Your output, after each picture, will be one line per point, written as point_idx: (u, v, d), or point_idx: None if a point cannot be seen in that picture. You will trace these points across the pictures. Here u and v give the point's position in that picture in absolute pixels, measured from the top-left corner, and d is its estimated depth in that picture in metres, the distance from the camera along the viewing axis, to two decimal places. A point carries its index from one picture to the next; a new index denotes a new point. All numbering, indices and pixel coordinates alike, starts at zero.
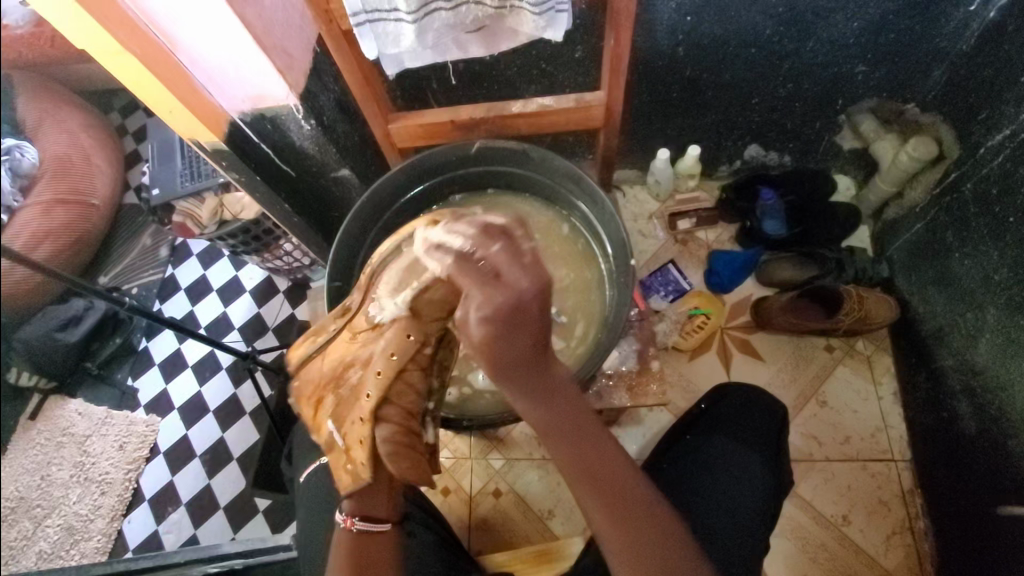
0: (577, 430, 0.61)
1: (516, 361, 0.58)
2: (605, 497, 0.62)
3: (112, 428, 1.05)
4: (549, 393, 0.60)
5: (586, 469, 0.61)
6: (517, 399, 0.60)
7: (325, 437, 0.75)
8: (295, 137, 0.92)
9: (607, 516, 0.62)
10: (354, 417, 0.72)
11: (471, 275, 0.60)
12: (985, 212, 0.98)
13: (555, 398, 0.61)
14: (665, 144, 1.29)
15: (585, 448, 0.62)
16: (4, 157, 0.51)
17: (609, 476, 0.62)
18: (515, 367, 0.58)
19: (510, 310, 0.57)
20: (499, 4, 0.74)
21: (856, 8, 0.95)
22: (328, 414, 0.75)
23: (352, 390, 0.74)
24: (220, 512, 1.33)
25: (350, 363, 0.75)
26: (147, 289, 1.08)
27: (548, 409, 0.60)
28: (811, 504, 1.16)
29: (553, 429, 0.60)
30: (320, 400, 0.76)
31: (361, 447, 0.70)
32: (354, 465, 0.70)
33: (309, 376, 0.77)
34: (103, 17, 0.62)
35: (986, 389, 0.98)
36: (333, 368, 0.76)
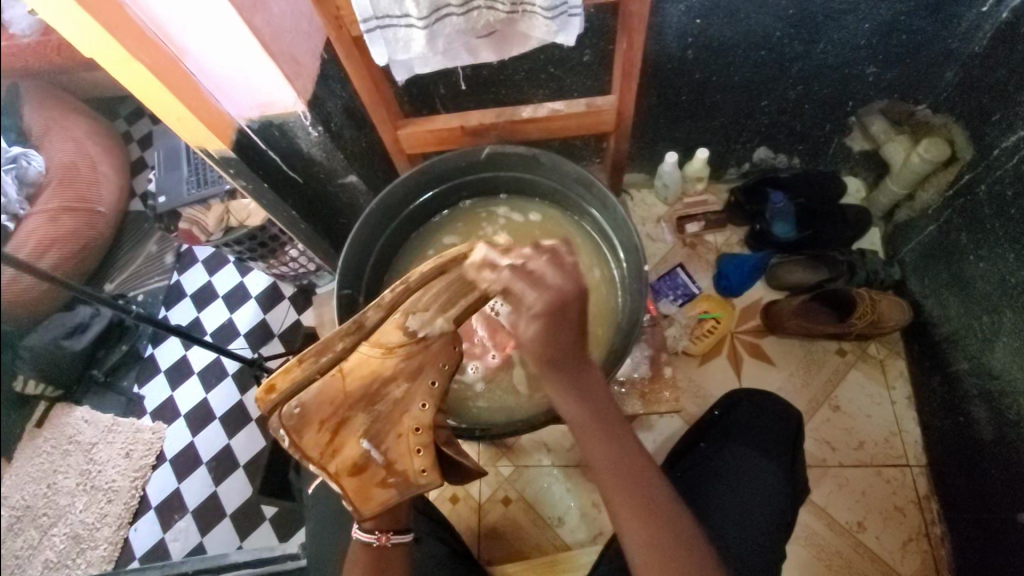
0: (609, 428, 0.63)
1: (564, 356, 0.62)
2: (633, 499, 0.61)
3: (118, 435, 1.07)
4: (586, 387, 0.64)
5: (622, 467, 0.62)
6: (560, 392, 0.63)
7: (348, 458, 0.70)
8: (302, 143, 0.91)
9: (642, 520, 0.61)
10: (406, 427, 0.71)
11: (522, 285, 0.63)
12: (1000, 213, 0.97)
13: (591, 395, 0.64)
14: (673, 146, 1.28)
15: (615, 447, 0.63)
16: (10, 164, 0.51)
17: (642, 477, 0.63)
18: (556, 364, 0.62)
19: (557, 308, 0.61)
20: (511, 8, 0.73)
21: (868, 9, 0.94)
22: (359, 433, 0.70)
23: (390, 405, 0.72)
24: (227, 520, 1.28)
25: (385, 378, 0.72)
26: (153, 296, 1.09)
27: (587, 404, 0.63)
28: (825, 511, 1.14)
29: (591, 425, 0.63)
30: (341, 422, 0.70)
31: (421, 455, 0.71)
32: (406, 475, 0.71)
33: (322, 397, 0.69)
34: (113, 27, 0.62)
35: (1004, 394, 0.97)
36: (364, 385, 0.71)
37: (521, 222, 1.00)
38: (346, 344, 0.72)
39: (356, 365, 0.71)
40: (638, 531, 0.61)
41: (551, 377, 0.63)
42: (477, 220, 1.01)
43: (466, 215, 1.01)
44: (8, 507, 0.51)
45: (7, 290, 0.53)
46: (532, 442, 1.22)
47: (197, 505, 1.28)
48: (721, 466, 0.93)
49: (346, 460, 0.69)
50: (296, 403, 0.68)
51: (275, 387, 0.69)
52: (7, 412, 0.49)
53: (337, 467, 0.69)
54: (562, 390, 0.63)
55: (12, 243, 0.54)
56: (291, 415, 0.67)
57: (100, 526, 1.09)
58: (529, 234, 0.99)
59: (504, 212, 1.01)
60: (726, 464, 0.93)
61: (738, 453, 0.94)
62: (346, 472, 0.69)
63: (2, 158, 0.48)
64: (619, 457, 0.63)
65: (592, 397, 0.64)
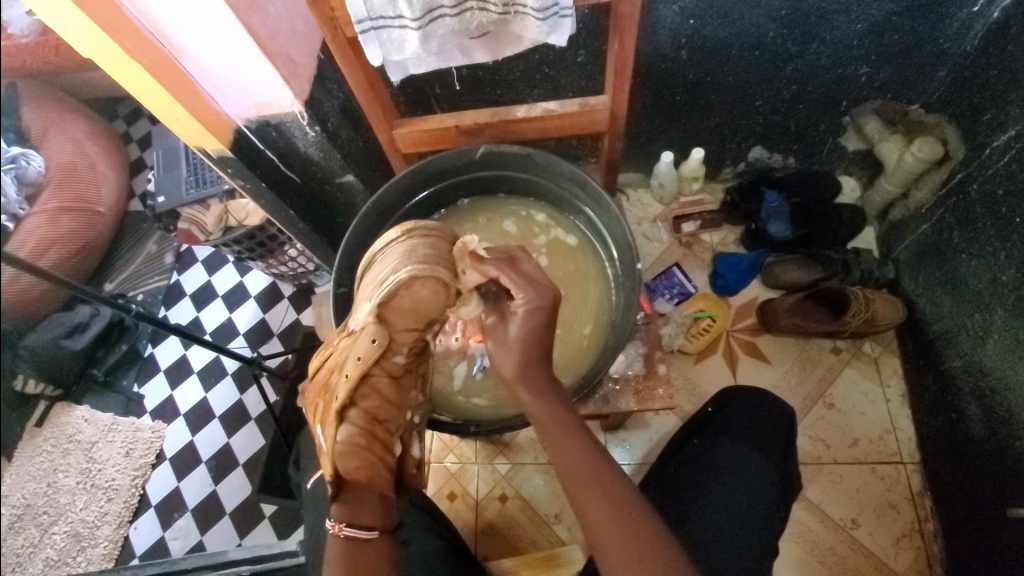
0: (569, 424, 0.66)
1: (534, 360, 0.69)
2: (597, 493, 0.63)
3: (117, 435, 1.18)
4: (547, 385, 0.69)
5: (584, 462, 0.64)
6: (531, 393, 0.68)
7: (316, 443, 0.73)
8: (299, 143, 0.92)
9: (613, 522, 0.62)
10: (325, 419, 0.70)
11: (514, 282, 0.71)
12: (992, 213, 0.98)
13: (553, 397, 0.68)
14: (669, 147, 1.29)
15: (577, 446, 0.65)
16: (10, 165, 0.52)
17: (606, 471, 0.64)
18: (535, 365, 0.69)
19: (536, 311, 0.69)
20: (503, 9, 0.74)
21: (859, 10, 0.95)
22: (314, 420, 0.72)
23: (327, 396, 0.72)
24: (226, 519, 1.25)
25: (327, 371, 0.74)
26: (152, 296, 1.11)
27: (551, 402, 0.67)
28: (819, 507, 1.15)
29: (552, 423, 0.66)
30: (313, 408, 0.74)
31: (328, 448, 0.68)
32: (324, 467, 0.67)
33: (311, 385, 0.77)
34: (110, 28, 0.63)
35: (995, 391, 0.97)
36: (320, 376, 0.75)
37: (548, 234, 0.99)
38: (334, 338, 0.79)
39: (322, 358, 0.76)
40: (602, 520, 0.62)
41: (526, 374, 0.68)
42: (516, 216, 1.01)
43: (495, 210, 1.02)
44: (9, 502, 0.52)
45: (8, 289, 0.54)
46: (529, 439, 1.23)
47: (196, 503, 1.26)
48: (711, 461, 0.94)
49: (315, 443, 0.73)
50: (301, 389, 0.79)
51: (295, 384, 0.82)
52: (8, 409, 0.50)
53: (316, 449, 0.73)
54: (530, 390, 0.68)
55: (11, 243, 0.54)
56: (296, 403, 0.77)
57: (99, 525, 1.16)
58: (543, 244, 0.99)
59: (542, 220, 1.00)
60: (717, 459, 0.94)
61: (729, 449, 0.95)
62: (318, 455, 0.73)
63: (1, 159, 0.49)
64: (580, 458, 0.64)
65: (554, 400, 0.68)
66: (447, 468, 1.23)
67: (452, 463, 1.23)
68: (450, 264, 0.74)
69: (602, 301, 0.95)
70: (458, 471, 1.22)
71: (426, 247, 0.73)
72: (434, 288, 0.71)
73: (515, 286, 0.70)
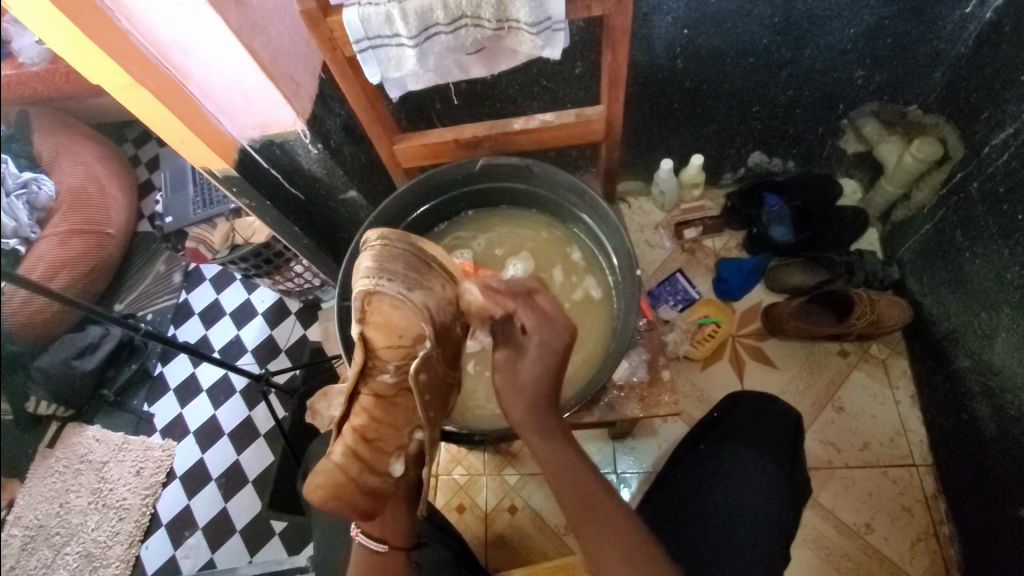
0: (566, 460, 0.69)
1: (534, 402, 0.70)
2: (588, 521, 0.66)
3: (129, 453, 1.11)
4: (546, 424, 0.70)
5: (577, 498, 0.67)
6: (533, 434, 0.70)
7: None
8: (303, 161, 0.94)
9: (618, 563, 0.64)
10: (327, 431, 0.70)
11: (527, 318, 0.70)
12: (994, 210, 0.97)
13: (548, 431, 0.70)
14: (668, 154, 1.30)
15: (573, 474, 0.68)
16: (21, 190, 0.53)
17: (600, 500, 0.67)
18: (539, 410, 0.70)
19: (545, 334, 0.69)
20: (497, 26, 0.75)
21: (851, 15, 0.96)
22: None
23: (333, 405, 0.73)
24: (237, 536, 1.28)
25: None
26: (162, 315, 1.20)
27: (547, 439, 0.69)
28: (832, 512, 1.14)
29: (550, 457, 0.69)
30: None
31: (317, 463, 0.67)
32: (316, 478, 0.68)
33: None
34: (117, 54, 0.65)
35: (1005, 390, 0.97)
36: None
37: (564, 260, 1.00)
38: None
39: None
40: (603, 553, 0.65)
41: (526, 416, 0.70)
42: (539, 236, 1.01)
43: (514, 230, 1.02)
44: (21, 520, 0.53)
45: (17, 311, 0.55)
46: (536, 449, 1.23)
47: (207, 522, 1.28)
48: (719, 466, 0.94)
49: None
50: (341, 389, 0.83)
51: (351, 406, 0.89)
52: (18, 431, 0.51)
53: None
54: (530, 430, 0.70)
55: (23, 267, 0.56)
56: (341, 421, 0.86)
57: (111, 544, 1.08)
58: (562, 268, 1.00)
59: (552, 233, 1.01)
60: (724, 464, 0.94)
61: (737, 453, 0.95)
62: None
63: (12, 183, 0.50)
64: (577, 487, 0.68)
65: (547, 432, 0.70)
66: (455, 480, 1.23)
67: (460, 475, 1.23)
68: (415, 277, 0.68)
69: (602, 315, 0.95)
70: (466, 482, 1.22)
71: (395, 261, 0.68)
72: (394, 302, 0.66)
73: (529, 324, 0.69)
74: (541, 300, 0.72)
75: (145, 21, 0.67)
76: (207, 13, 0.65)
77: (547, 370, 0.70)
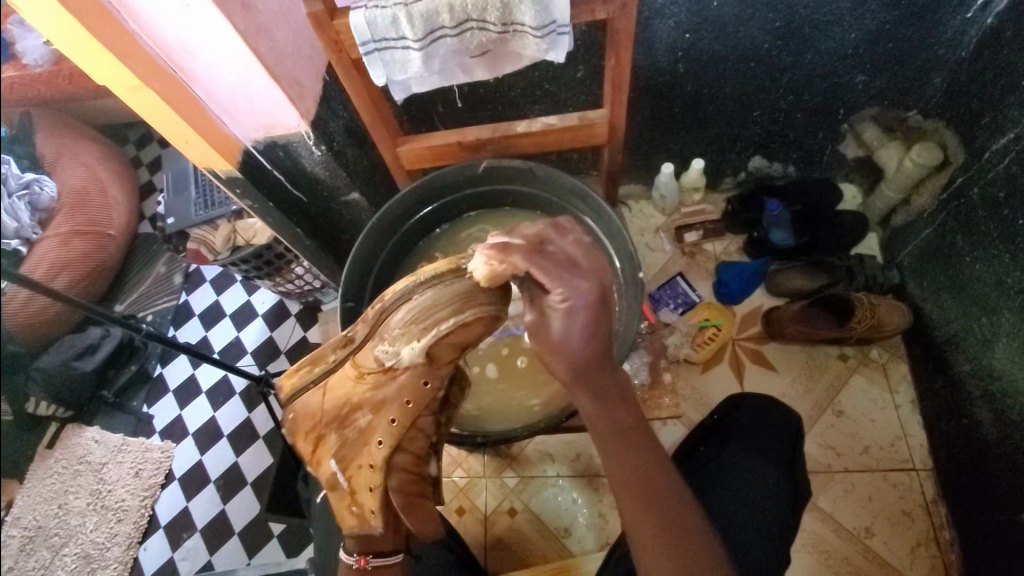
0: (624, 434, 0.62)
1: (586, 363, 0.60)
2: (643, 508, 0.62)
3: (127, 455, 1.07)
4: (602, 390, 0.62)
5: (637, 483, 0.62)
6: (585, 400, 0.62)
7: (326, 474, 0.68)
8: (306, 162, 0.94)
9: (666, 552, 0.61)
10: (362, 462, 0.67)
11: (545, 275, 0.58)
12: (994, 215, 0.98)
13: (615, 406, 0.62)
14: (668, 158, 1.31)
15: (630, 453, 0.63)
16: (23, 190, 0.54)
17: (659, 488, 0.63)
18: (590, 372, 0.61)
19: (596, 297, 0.58)
20: (502, 28, 0.76)
21: (852, 20, 0.97)
22: (333, 454, 0.67)
23: (358, 432, 0.67)
24: (235, 539, 1.31)
25: (355, 405, 0.67)
26: (161, 316, 1.14)
27: (607, 409, 0.62)
28: (832, 516, 1.14)
29: (606, 431, 0.62)
30: (320, 438, 0.67)
31: (372, 495, 0.67)
32: (362, 509, 0.67)
33: (305, 410, 0.67)
34: (125, 56, 0.65)
35: (1005, 394, 0.97)
36: (336, 407, 0.66)
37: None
38: (337, 355, 0.68)
39: (335, 384, 0.67)
40: (654, 546, 0.61)
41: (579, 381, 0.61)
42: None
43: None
44: (19, 519, 0.53)
45: (20, 310, 0.55)
46: (536, 452, 1.23)
47: (205, 523, 1.30)
48: (720, 468, 0.94)
49: (322, 476, 0.68)
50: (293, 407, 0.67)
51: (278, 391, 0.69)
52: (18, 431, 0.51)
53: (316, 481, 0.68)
54: (583, 397, 0.62)
55: (25, 265, 0.56)
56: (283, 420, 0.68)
57: (110, 547, 1.05)
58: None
59: None
60: (725, 466, 0.94)
61: (737, 454, 0.95)
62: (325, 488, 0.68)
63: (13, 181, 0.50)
64: (632, 468, 0.62)
65: (614, 408, 0.62)
66: (455, 482, 1.23)
67: (461, 477, 1.23)
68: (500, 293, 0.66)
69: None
70: (467, 485, 1.22)
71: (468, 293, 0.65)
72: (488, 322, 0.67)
73: (547, 282, 0.57)
74: (555, 246, 0.60)
75: (152, 23, 0.67)
76: (214, 15, 0.66)
77: (591, 328, 0.58)
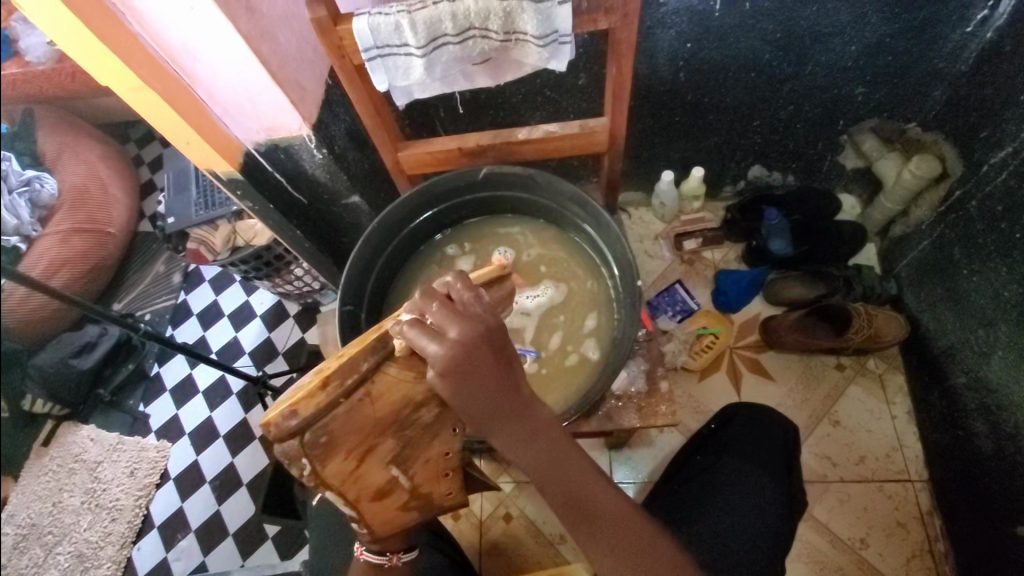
0: (558, 460, 0.58)
1: (489, 404, 0.56)
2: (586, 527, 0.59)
3: (123, 454, 1.16)
4: (516, 423, 0.57)
5: (578, 506, 0.59)
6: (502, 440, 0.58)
7: (373, 484, 0.62)
8: (307, 165, 0.94)
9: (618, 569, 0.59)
10: (434, 453, 0.64)
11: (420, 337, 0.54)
12: (992, 228, 0.98)
13: (536, 438, 0.58)
14: (669, 166, 1.31)
15: (563, 478, 0.58)
16: (23, 187, 0.54)
17: (601, 505, 0.59)
18: (492, 414, 0.56)
19: (462, 359, 0.53)
20: (505, 37, 0.76)
21: (852, 33, 0.97)
22: (392, 459, 0.62)
23: (420, 430, 0.63)
24: (230, 539, 1.23)
25: (416, 403, 0.62)
26: (159, 315, 1.30)
27: (529, 446, 0.58)
28: (827, 526, 1.14)
29: (534, 465, 0.58)
30: (370, 448, 0.60)
31: (448, 480, 0.66)
32: (431, 497, 0.66)
33: (352, 424, 0.58)
34: (129, 58, 0.66)
35: (1000, 407, 0.97)
36: (394, 410, 0.60)
37: (576, 323, 0.97)
38: (371, 363, 0.58)
39: (384, 389, 0.59)
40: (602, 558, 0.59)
41: (488, 422, 0.57)
42: (563, 259, 1.01)
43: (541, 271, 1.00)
44: (12, 517, 0.53)
45: (17, 308, 0.55)
46: None
47: (201, 523, 1.24)
48: (716, 477, 0.95)
49: (371, 484, 0.62)
50: (325, 430, 0.56)
51: (297, 411, 0.55)
52: (12, 429, 0.51)
53: (361, 491, 0.61)
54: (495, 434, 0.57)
55: (22, 263, 0.56)
56: (314, 444, 0.56)
57: (102, 545, 1.13)
58: (574, 305, 0.98)
59: (555, 242, 1.02)
60: (721, 476, 0.95)
61: (733, 464, 0.96)
62: (368, 496, 0.62)
63: (15, 179, 0.51)
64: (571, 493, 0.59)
65: (538, 441, 0.58)
66: None
67: None
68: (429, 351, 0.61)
69: (600, 324, 0.95)
70: None
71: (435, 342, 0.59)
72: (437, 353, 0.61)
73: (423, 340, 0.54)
74: (436, 312, 0.55)
75: (156, 25, 0.68)
76: (219, 19, 0.67)
77: (464, 382, 0.54)
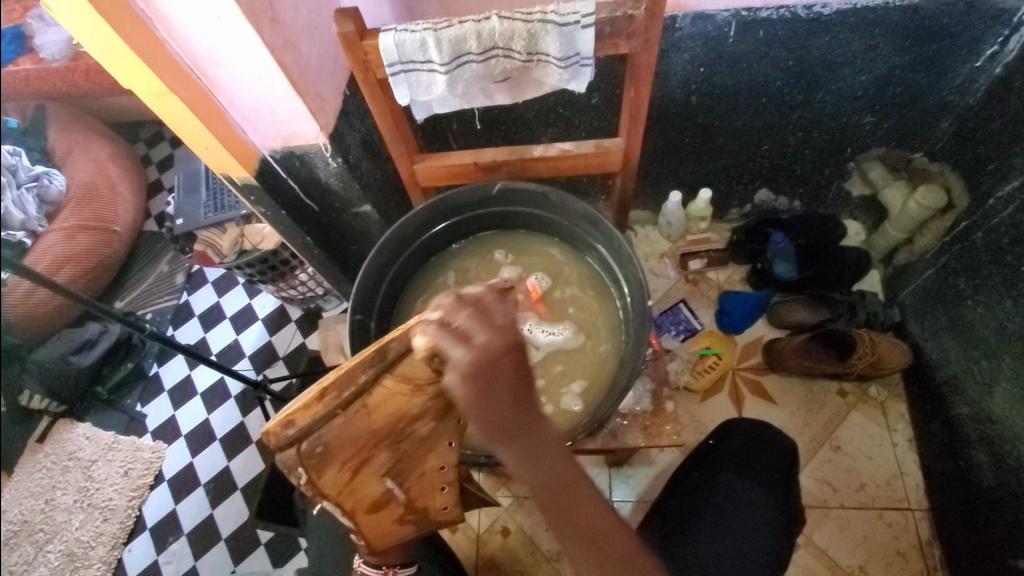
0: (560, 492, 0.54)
1: (505, 421, 0.51)
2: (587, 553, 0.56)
3: (117, 453, 1.12)
4: (536, 448, 0.53)
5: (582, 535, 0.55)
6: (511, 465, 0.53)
7: (370, 497, 0.62)
8: (321, 174, 0.94)
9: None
10: (430, 466, 0.65)
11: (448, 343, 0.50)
12: (997, 260, 0.99)
13: (544, 459, 0.53)
14: (676, 186, 1.32)
15: (568, 506, 0.55)
16: (32, 182, 0.56)
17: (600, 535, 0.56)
18: (507, 430, 0.51)
19: (485, 368, 0.49)
20: (527, 57, 0.78)
21: (863, 64, 0.99)
22: (388, 472, 0.62)
23: (415, 444, 0.63)
24: (221, 545, 1.21)
25: (410, 417, 0.61)
26: (160, 314, 1.24)
27: (535, 471, 0.53)
28: (826, 552, 1.13)
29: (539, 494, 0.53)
30: (364, 460, 0.60)
31: (444, 493, 0.68)
32: (426, 511, 0.68)
33: (346, 438, 0.57)
34: (155, 64, 0.67)
35: (1003, 439, 0.97)
36: (389, 424, 0.59)
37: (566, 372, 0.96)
38: (370, 375, 0.56)
39: (381, 403, 0.58)
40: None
41: (502, 443, 0.51)
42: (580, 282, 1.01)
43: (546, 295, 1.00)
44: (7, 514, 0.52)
45: (20, 302, 0.55)
46: None
47: (191, 527, 1.22)
48: (714, 497, 0.94)
49: (368, 497, 0.62)
50: (319, 442, 0.55)
51: (293, 421, 0.54)
52: (12, 426, 0.50)
53: (357, 504, 0.62)
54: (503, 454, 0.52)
55: (30, 260, 0.56)
56: (311, 454, 0.55)
57: (94, 546, 1.09)
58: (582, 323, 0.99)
59: (565, 258, 1.03)
60: (719, 497, 0.94)
61: (729, 483, 0.95)
62: (364, 509, 0.63)
63: (24, 175, 0.54)
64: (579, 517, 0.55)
65: (544, 462, 0.53)
66: None
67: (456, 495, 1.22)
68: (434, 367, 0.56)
69: (608, 348, 0.97)
70: None
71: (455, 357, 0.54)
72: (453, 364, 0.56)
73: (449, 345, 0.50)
74: (461, 317, 0.50)
75: (183, 33, 0.69)
76: (246, 29, 0.68)
77: (480, 397, 0.49)
